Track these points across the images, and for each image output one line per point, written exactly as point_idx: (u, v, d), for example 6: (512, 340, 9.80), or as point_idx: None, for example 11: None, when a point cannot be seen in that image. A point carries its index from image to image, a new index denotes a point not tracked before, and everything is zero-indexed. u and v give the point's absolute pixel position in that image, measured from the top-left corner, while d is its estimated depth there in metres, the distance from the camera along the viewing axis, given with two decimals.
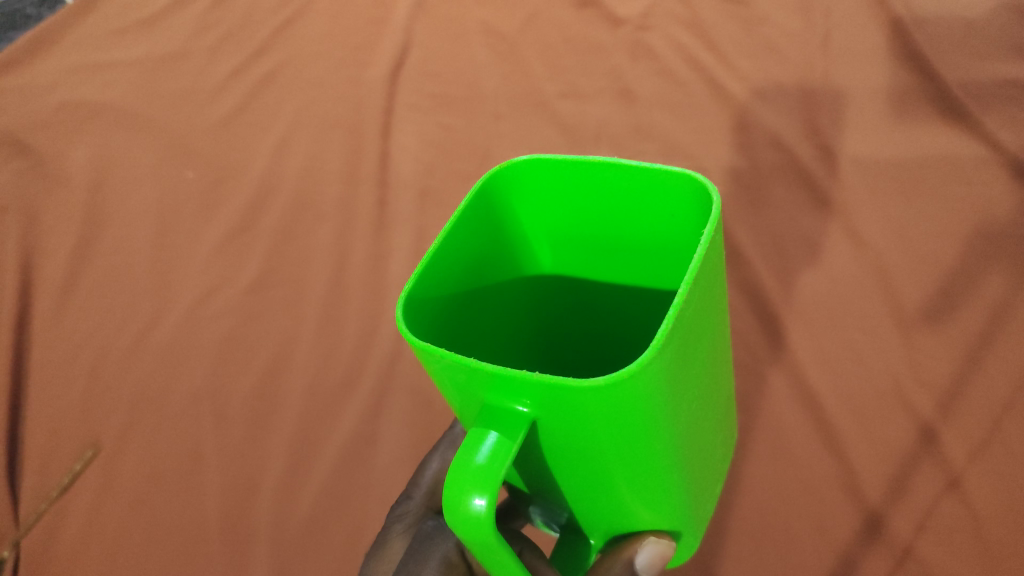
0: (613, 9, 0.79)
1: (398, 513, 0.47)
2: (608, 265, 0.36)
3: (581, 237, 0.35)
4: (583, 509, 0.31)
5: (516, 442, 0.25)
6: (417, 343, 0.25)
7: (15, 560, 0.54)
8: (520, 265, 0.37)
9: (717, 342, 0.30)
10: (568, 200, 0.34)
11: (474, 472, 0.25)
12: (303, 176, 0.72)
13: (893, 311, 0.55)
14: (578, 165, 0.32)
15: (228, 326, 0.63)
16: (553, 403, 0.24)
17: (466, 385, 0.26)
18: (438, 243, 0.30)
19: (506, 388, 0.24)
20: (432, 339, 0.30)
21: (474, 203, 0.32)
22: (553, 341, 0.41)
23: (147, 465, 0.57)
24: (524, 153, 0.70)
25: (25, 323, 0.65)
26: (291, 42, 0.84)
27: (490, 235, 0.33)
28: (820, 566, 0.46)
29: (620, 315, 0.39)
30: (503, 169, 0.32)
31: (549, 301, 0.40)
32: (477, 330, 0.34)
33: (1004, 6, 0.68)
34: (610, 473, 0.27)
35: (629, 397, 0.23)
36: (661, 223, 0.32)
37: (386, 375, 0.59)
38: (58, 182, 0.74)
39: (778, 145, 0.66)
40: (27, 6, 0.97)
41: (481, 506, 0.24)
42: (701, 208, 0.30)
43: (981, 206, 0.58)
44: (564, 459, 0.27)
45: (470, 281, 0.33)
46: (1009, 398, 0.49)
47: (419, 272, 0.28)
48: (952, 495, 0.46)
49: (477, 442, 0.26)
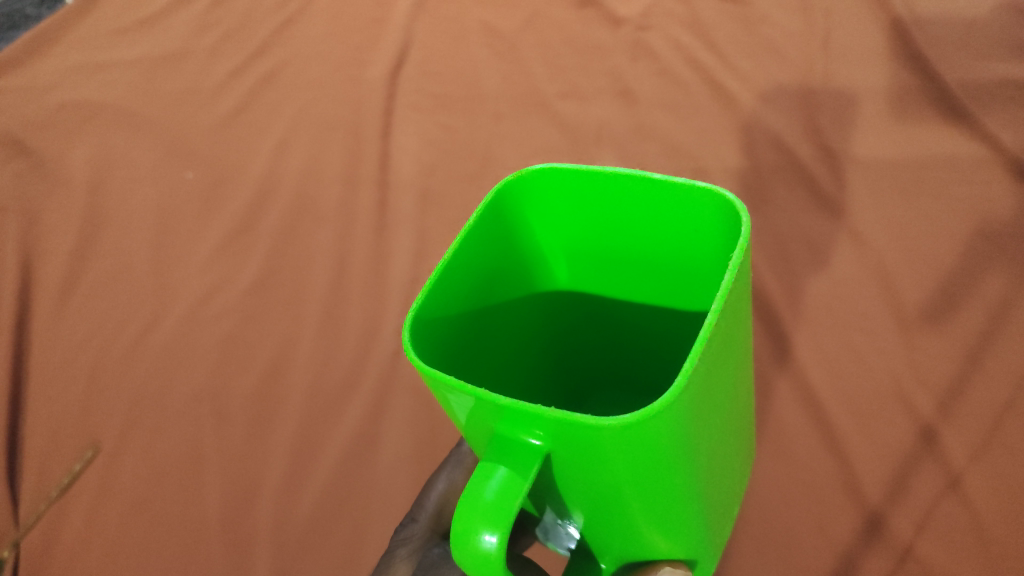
0: (614, 9, 0.79)
1: (402, 538, 0.47)
2: (621, 275, 0.36)
3: (595, 248, 0.35)
4: (595, 535, 0.31)
5: (529, 477, 0.25)
6: (427, 370, 0.25)
7: (14, 561, 0.53)
8: (532, 273, 0.37)
9: (739, 367, 0.29)
10: (582, 210, 0.33)
11: (484, 508, 0.25)
12: (304, 177, 0.72)
13: (894, 311, 0.55)
14: (595, 177, 0.31)
15: (229, 325, 0.63)
16: (568, 439, 0.24)
17: (478, 416, 0.26)
18: (450, 255, 0.29)
19: (519, 421, 0.24)
20: (444, 354, 0.30)
21: (487, 214, 0.32)
22: (565, 347, 0.41)
23: (148, 466, 0.57)
24: (524, 155, 0.70)
25: (25, 323, 0.65)
26: (291, 42, 0.84)
27: (502, 245, 0.33)
28: (820, 566, 0.46)
29: (632, 322, 0.39)
30: (517, 178, 0.32)
31: (560, 309, 0.40)
32: (487, 342, 0.34)
33: (1004, 6, 0.69)
34: (627, 505, 0.27)
35: (650, 435, 0.23)
36: (680, 240, 0.32)
37: (387, 375, 0.59)
38: (57, 181, 0.74)
39: (779, 145, 0.66)
40: (27, 7, 0.96)
41: (491, 543, 0.24)
42: (726, 225, 0.29)
43: (982, 206, 0.58)
44: (578, 490, 0.27)
45: (482, 292, 0.33)
46: (1010, 398, 0.49)
47: (430, 287, 0.28)
48: (953, 495, 0.46)
49: (487, 476, 0.26)
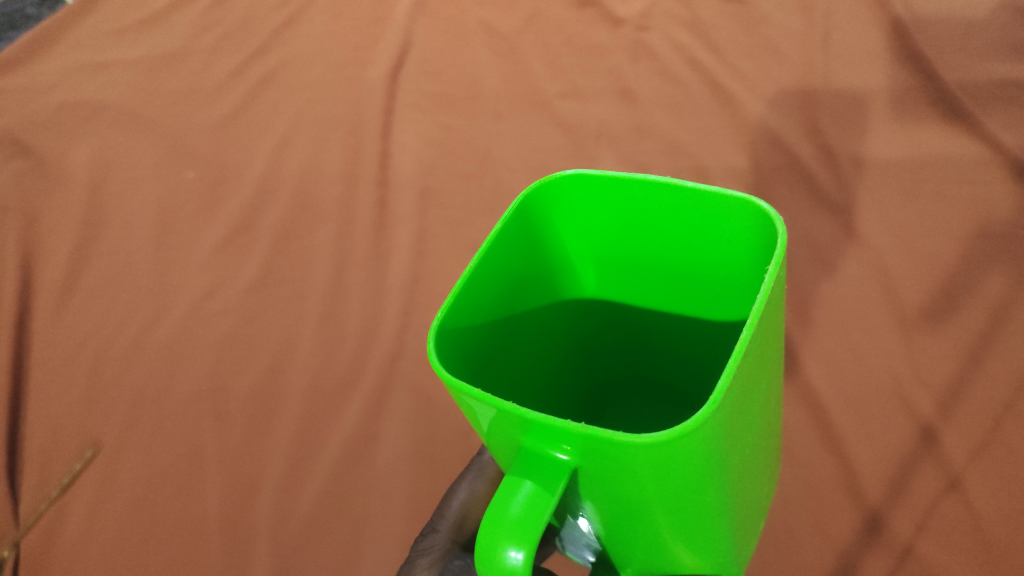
0: (614, 8, 0.79)
1: (423, 548, 0.44)
2: (645, 281, 0.36)
3: (620, 254, 0.35)
4: (618, 550, 0.31)
5: (555, 493, 0.25)
6: (453, 381, 0.25)
7: (15, 560, 0.53)
8: (555, 279, 0.37)
9: (769, 382, 0.30)
10: (608, 216, 0.33)
11: (510, 524, 0.24)
12: (304, 177, 0.72)
13: (895, 311, 0.55)
14: (625, 183, 0.31)
15: (230, 325, 0.64)
16: (597, 453, 0.24)
17: (505, 429, 0.26)
18: (476, 262, 0.29)
19: (546, 436, 0.24)
20: (466, 365, 0.30)
21: (512, 221, 0.31)
22: (587, 352, 0.41)
23: (148, 464, 0.57)
24: (524, 155, 0.71)
25: (26, 323, 0.65)
26: (292, 41, 0.84)
27: (526, 252, 0.33)
28: (821, 565, 0.46)
29: (654, 327, 0.39)
30: (545, 185, 0.32)
31: (584, 315, 0.40)
32: (510, 348, 0.34)
33: (1003, 7, 0.69)
34: (653, 518, 0.27)
35: (683, 453, 0.23)
36: (707, 247, 0.32)
37: (388, 375, 0.59)
38: (58, 181, 0.74)
39: (778, 145, 0.66)
40: (27, 7, 0.96)
41: (517, 560, 0.24)
42: (760, 232, 0.29)
43: (982, 207, 0.58)
44: (604, 504, 0.27)
45: (506, 300, 0.33)
46: (1010, 399, 0.49)
47: (456, 294, 0.28)
48: (953, 495, 0.47)
49: (512, 492, 0.25)
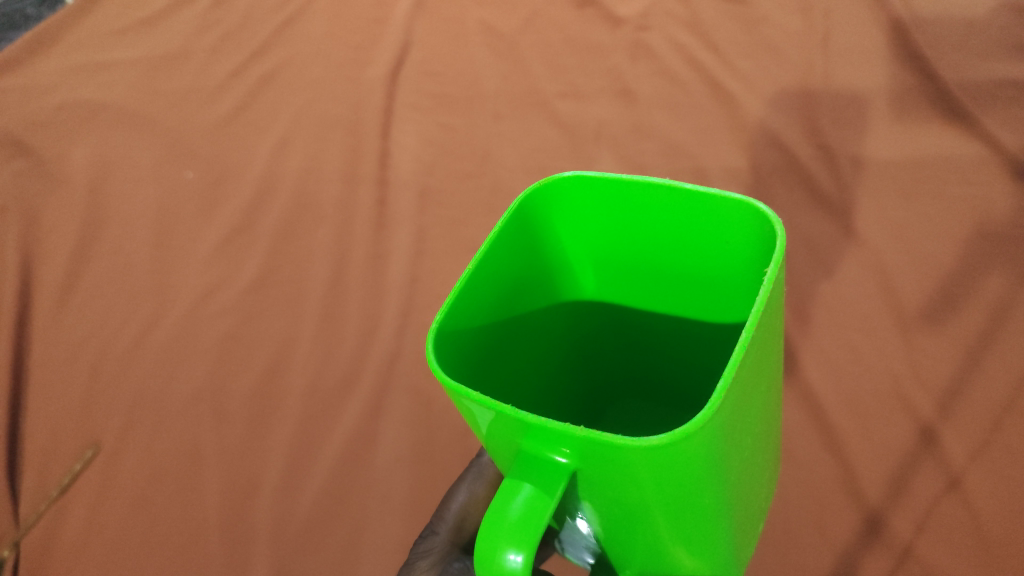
0: (613, 8, 0.79)
1: (422, 550, 0.44)
2: (644, 283, 0.36)
3: (619, 256, 0.35)
4: (618, 552, 0.31)
5: (554, 496, 0.25)
6: (451, 384, 0.25)
7: (15, 560, 0.53)
8: (554, 281, 0.37)
9: (768, 385, 0.30)
10: (607, 218, 0.33)
11: (510, 526, 0.24)
12: (304, 177, 0.72)
13: (894, 312, 0.55)
14: (624, 185, 0.31)
15: (230, 325, 0.64)
16: (596, 455, 0.24)
17: (504, 432, 0.26)
18: (475, 264, 0.29)
19: (545, 438, 0.24)
20: (465, 367, 0.30)
21: (511, 223, 0.31)
22: (586, 354, 0.41)
23: (148, 464, 0.57)
24: (524, 155, 0.71)
25: (26, 323, 0.65)
26: (292, 41, 0.84)
27: (525, 254, 0.33)
28: (820, 565, 0.46)
29: (654, 329, 0.39)
30: (543, 187, 0.32)
31: (583, 317, 0.40)
32: (509, 349, 0.34)
33: (1003, 7, 0.69)
34: (652, 520, 0.27)
35: (682, 455, 0.23)
36: (707, 249, 0.32)
37: (387, 375, 0.60)
38: (58, 181, 0.74)
39: (777, 145, 0.66)
40: (27, 7, 0.96)
41: (517, 563, 0.24)
42: (759, 233, 0.29)
43: (982, 207, 0.58)
44: (603, 506, 0.27)
45: (505, 301, 0.33)
46: (1009, 399, 0.49)
47: (455, 296, 0.28)
48: (953, 495, 0.47)
49: (511, 495, 0.25)
